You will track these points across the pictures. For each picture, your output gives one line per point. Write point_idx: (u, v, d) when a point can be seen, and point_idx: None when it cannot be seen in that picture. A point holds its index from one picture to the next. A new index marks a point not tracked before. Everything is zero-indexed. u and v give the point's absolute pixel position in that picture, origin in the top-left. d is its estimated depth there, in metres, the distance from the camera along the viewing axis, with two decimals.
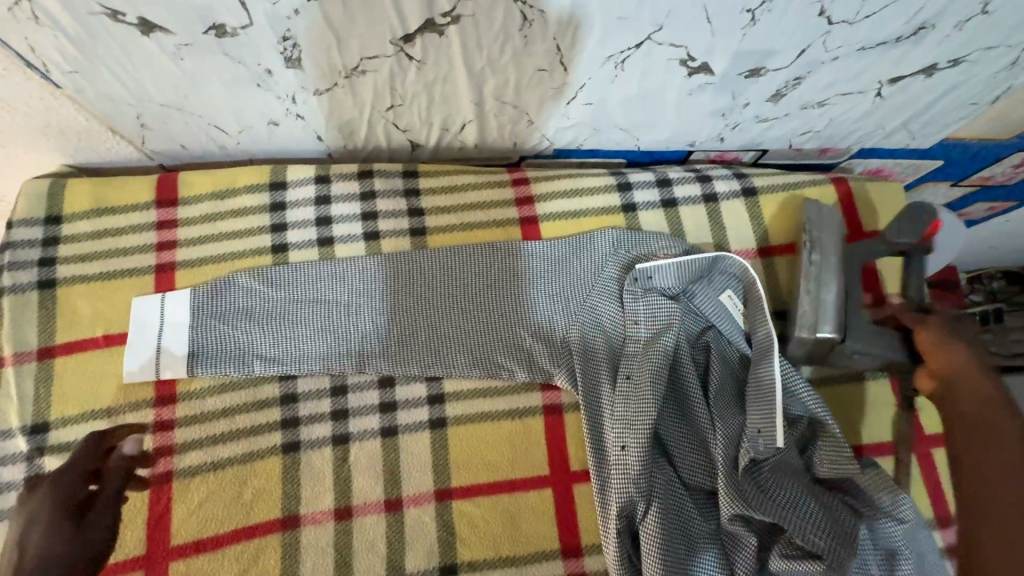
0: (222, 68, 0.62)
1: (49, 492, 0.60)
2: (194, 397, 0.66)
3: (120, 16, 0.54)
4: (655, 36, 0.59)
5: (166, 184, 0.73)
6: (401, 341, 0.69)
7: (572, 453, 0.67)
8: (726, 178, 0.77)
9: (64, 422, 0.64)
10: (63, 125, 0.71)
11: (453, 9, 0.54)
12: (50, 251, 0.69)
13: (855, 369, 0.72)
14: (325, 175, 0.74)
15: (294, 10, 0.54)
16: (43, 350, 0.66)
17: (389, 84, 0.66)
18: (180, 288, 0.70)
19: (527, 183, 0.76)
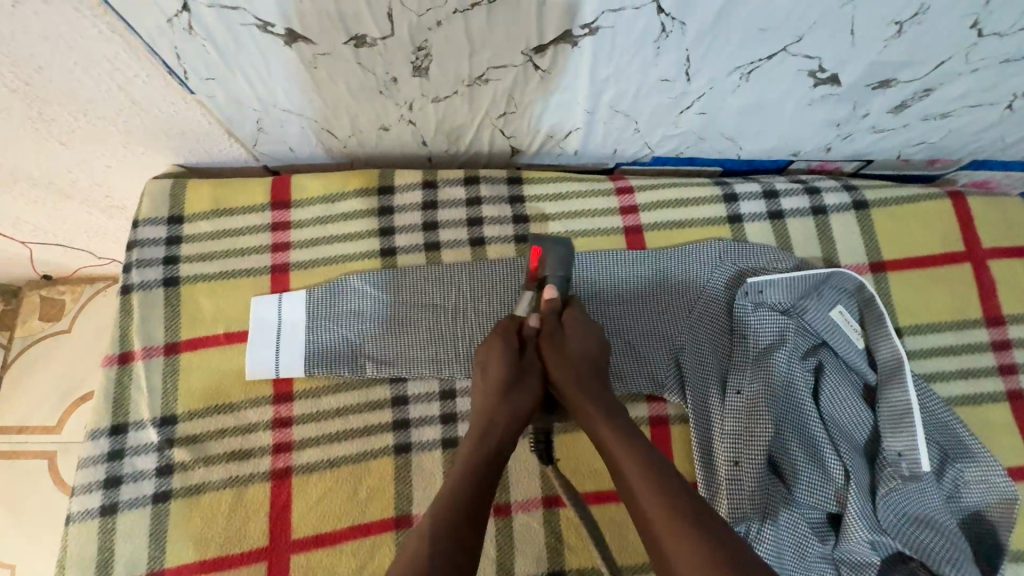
0: (352, 76, 0.63)
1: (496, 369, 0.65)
2: (310, 395, 0.68)
3: (270, 27, 0.55)
4: (791, 47, 0.58)
5: (280, 186, 0.75)
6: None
7: (679, 464, 0.67)
8: (836, 190, 0.75)
9: (190, 415, 0.67)
10: (187, 127, 0.74)
11: (594, 21, 0.54)
12: (173, 249, 0.72)
13: (974, 393, 0.69)
14: (432, 180, 0.75)
15: (438, 21, 0.54)
16: (169, 345, 0.69)
17: (508, 92, 0.66)
18: (294, 289, 0.72)
19: (631, 192, 0.76)
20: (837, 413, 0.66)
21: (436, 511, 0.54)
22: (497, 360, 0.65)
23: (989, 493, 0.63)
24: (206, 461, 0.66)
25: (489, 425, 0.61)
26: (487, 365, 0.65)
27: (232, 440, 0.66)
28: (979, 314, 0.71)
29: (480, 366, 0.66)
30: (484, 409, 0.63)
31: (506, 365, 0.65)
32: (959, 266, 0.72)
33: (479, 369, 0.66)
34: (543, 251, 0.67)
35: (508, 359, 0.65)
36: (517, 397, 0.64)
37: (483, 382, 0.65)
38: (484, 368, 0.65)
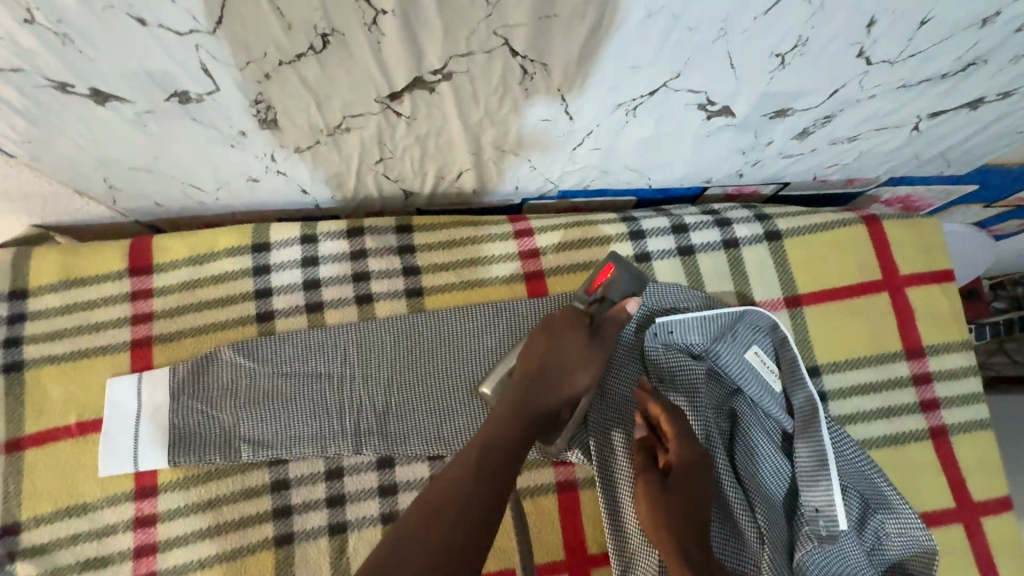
0: (192, 132, 0.55)
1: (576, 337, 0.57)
2: (177, 487, 0.61)
3: (69, 88, 0.47)
4: (672, 83, 0.53)
5: (140, 249, 0.67)
6: (396, 416, 0.64)
7: (589, 533, 0.62)
8: (747, 220, 0.71)
9: (36, 521, 0.59)
10: (25, 190, 0.65)
11: (444, 66, 0.48)
12: (16, 330, 0.64)
13: (895, 431, 0.65)
14: (312, 233, 0.68)
15: (265, 73, 0.47)
16: (12, 441, 0.61)
17: (377, 139, 0.59)
18: (159, 366, 0.64)
19: (531, 233, 0.70)
20: (754, 469, 0.61)
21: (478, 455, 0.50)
22: (570, 333, 0.57)
23: (910, 546, 0.59)
24: (56, 574, 0.58)
25: (533, 385, 0.55)
26: (555, 336, 0.57)
27: (86, 546, 0.59)
28: (899, 346, 0.68)
29: (544, 330, 0.57)
30: (533, 375, 0.55)
31: (572, 339, 0.56)
32: (876, 296, 0.69)
33: (546, 337, 0.57)
34: (616, 269, 0.60)
35: (589, 336, 0.57)
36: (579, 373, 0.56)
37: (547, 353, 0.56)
38: (547, 328, 0.57)
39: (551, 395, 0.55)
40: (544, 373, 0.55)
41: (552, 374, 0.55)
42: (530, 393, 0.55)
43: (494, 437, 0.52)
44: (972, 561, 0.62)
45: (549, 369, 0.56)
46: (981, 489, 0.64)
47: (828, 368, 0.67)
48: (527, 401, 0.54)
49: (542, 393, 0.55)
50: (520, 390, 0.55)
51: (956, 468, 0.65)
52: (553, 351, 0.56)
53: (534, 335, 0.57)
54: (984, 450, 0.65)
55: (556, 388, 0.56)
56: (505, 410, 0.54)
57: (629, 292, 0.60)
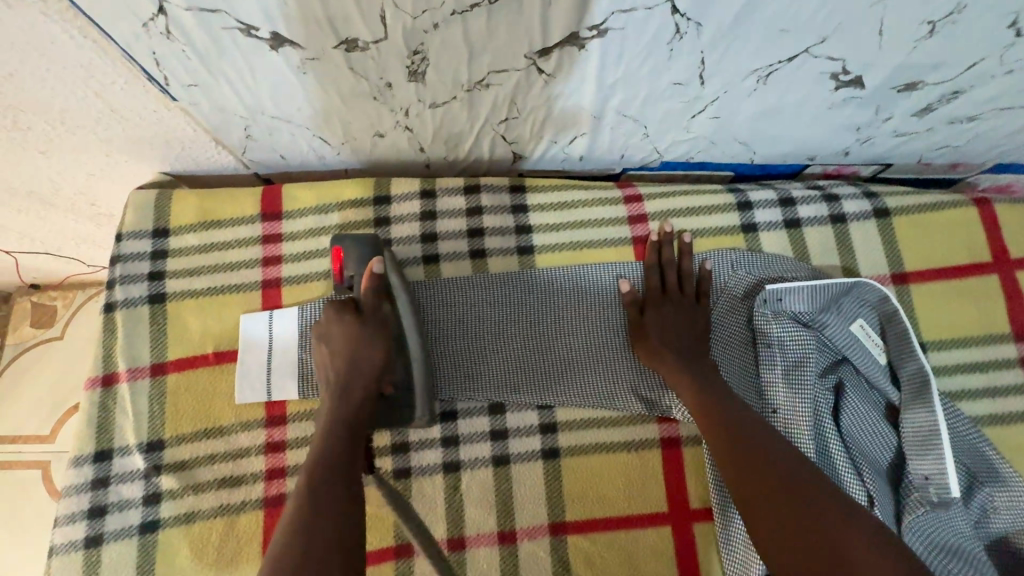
0: (343, 81, 0.59)
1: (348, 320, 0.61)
2: (303, 417, 0.65)
3: (254, 31, 0.51)
4: (815, 49, 0.54)
5: (270, 196, 0.71)
6: (491, 359, 0.67)
7: (692, 489, 0.64)
8: (855, 197, 0.71)
9: (177, 440, 0.64)
10: (171, 135, 0.70)
11: (603, 22, 0.50)
12: (159, 264, 0.69)
13: (1001, 412, 0.66)
14: (430, 189, 0.71)
15: (434, 23, 0.50)
16: (155, 365, 0.66)
17: (510, 97, 0.62)
18: (286, 305, 0.68)
19: (640, 199, 0.72)
20: (859, 435, 0.63)
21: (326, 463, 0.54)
22: (332, 326, 0.61)
23: (1019, 520, 0.59)
24: (196, 489, 0.62)
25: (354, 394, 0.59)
26: (331, 337, 0.61)
27: (222, 466, 0.63)
28: (1007, 328, 0.68)
29: (321, 338, 0.62)
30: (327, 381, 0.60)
31: (337, 329, 0.61)
32: (986, 278, 0.69)
33: (320, 341, 0.62)
34: (343, 249, 0.66)
35: (349, 315, 0.61)
36: (362, 352, 0.60)
37: (349, 352, 0.60)
38: (322, 334, 0.62)
39: (337, 394, 0.59)
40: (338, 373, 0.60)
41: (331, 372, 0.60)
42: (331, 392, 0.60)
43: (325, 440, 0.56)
44: None
45: (346, 368, 0.60)
46: None
47: (934, 346, 0.67)
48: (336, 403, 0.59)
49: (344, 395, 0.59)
50: (337, 393, 0.59)
51: None
52: (334, 352, 0.61)
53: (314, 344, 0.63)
54: None
55: (342, 382, 0.59)
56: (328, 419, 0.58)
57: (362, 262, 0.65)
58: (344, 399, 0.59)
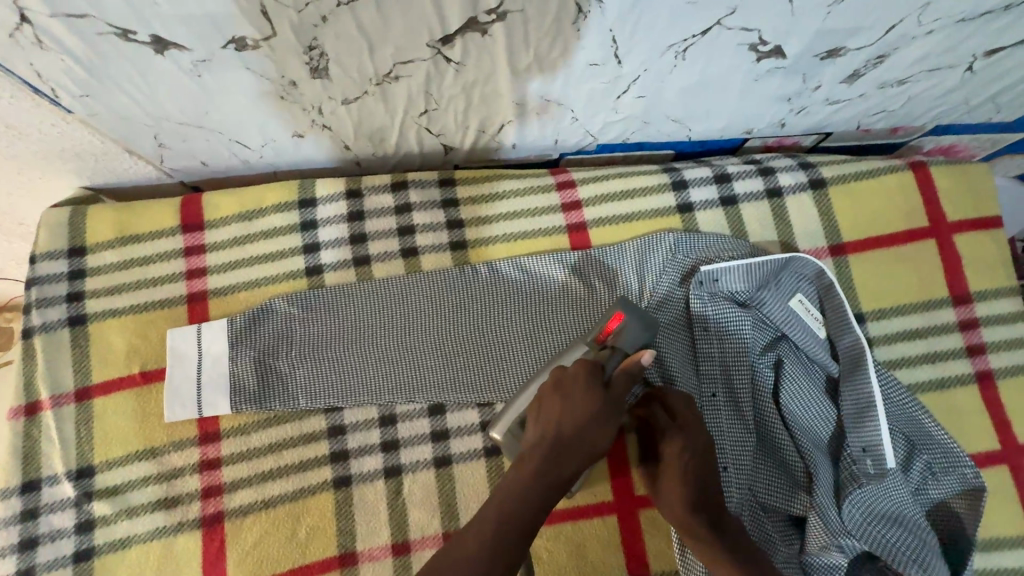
0: (244, 83, 0.56)
1: (597, 392, 0.57)
2: (238, 433, 0.63)
3: (131, 35, 0.48)
4: (726, 21, 0.52)
5: (191, 206, 0.68)
6: (498, 363, 0.66)
7: (635, 477, 0.64)
8: (790, 169, 0.70)
9: (108, 464, 0.62)
10: (79, 148, 0.67)
11: (500, 5, 0.48)
12: (77, 285, 0.66)
13: (941, 378, 0.65)
14: (357, 188, 0.69)
15: (322, 16, 0.48)
16: (81, 389, 0.64)
17: (424, 89, 0.60)
18: (214, 318, 0.66)
19: (573, 185, 0.70)
20: (799, 412, 0.62)
21: (499, 525, 0.53)
22: (584, 391, 0.57)
23: (954, 484, 0.60)
24: (129, 513, 0.61)
25: (548, 462, 0.55)
26: (572, 397, 0.56)
27: (156, 488, 0.62)
28: (945, 293, 0.67)
29: (558, 385, 0.57)
30: (584, 455, 0.56)
31: (592, 397, 0.57)
32: (922, 243, 0.68)
33: (559, 395, 0.57)
34: (627, 318, 0.60)
35: (597, 390, 0.57)
36: (599, 434, 0.57)
37: (564, 411, 0.56)
38: (559, 385, 0.57)
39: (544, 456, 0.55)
40: (558, 437, 0.56)
41: (551, 432, 0.56)
42: (540, 452, 0.56)
43: (510, 496, 0.54)
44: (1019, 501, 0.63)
45: (573, 434, 0.56)
46: None
47: (873, 316, 0.67)
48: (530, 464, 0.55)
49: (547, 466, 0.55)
50: (546, 461, 0.55)
51: (1001, 411, 0.65)
52: (567, 411, 0.56)
53: (546, 393, 0.57)
54: None
55: (569, 449, 0.56)
56: (511, 484, 0.55)
57: (637, 343, 0.60)
58: (557, 468, 0.56)
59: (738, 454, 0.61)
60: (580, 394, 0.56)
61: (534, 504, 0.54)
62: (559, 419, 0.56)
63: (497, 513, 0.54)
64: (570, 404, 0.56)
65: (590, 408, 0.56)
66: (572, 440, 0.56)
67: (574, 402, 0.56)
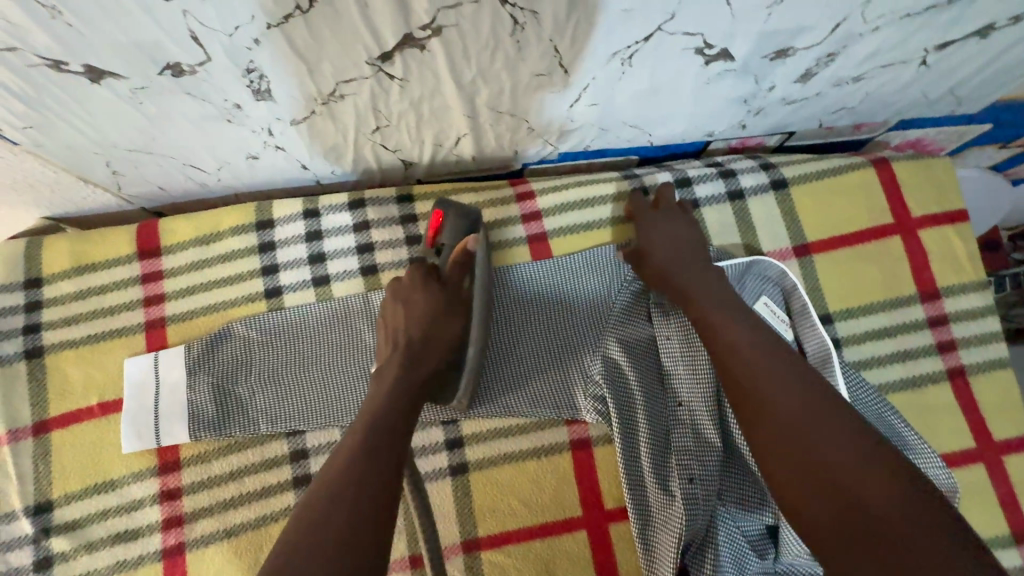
0: (187, 108, 0.56)
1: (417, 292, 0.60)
2: (198, 461, 0.62)
3: (63, 65, 0.48)
4: (667, 26, 0.52)
5: (147, 232, 0.68)
6: None
7: (605, 488, 0.63)
8: (752, 170, 0.69)
9: (67, 499, 0.61)
10: (32, 179, 0.66)
11: (433, 21, 0.47)
12: (34, 317, 0.66)
13: (910, 377, 0.65)
14: (314, 208, 0.68)
15: (254, 39, 0.47)
16: (38, 423, 0.63)
17: (371, 106, 0.59)
18: (172, 345, 0.65)
19: (532, 195, 0.69)
20: None
21: (389, 408, 0.51)
22: (424, 288, 0.60)
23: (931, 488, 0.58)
24: (89, 548, 0.60)
25: (414, 358, 0.56)
26: (412, 296, 0.60)
27: (116, 520, 0.61)
28: (913, 290, 0.66)
29: (404, 292, 0.60)
30: (438, 349, 0.58)
31: (432, 290, 0.60)
32: (887, 240, 0.67)
33: (400, 303, 0.60)
34: (445, 214, 0.64)
35: (431, 282, 0.60)
36: (442, 325, 0.59)
37: (405, 316, 0.59)
38: (399, 293, 0.60)
39: (410, 356, 0.56)
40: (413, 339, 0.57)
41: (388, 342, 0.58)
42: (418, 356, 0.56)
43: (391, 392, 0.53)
44: (994, 499, 0.62)
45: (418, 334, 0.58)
46: (1003, 430, 0.64)
47: (840, 316, 0.66)
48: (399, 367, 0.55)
49: (410, 365, 0.55)
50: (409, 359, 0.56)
51: (974, 408, 0.64)
52: (407, 313, 0.59)
53: (389, 303, 0.60)
54: (1003, 389, 0.65)
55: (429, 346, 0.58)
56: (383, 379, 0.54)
57: (461, 233, 0.64)
58: (425, 361, 0.56)
59: (706, 462, 0.59)
60: (415, 296, 0.60)
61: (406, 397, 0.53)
62: (422, 314, 0.59)
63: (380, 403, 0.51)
64: (408, 302, 0.59)
65: (433, 300, 0.59)
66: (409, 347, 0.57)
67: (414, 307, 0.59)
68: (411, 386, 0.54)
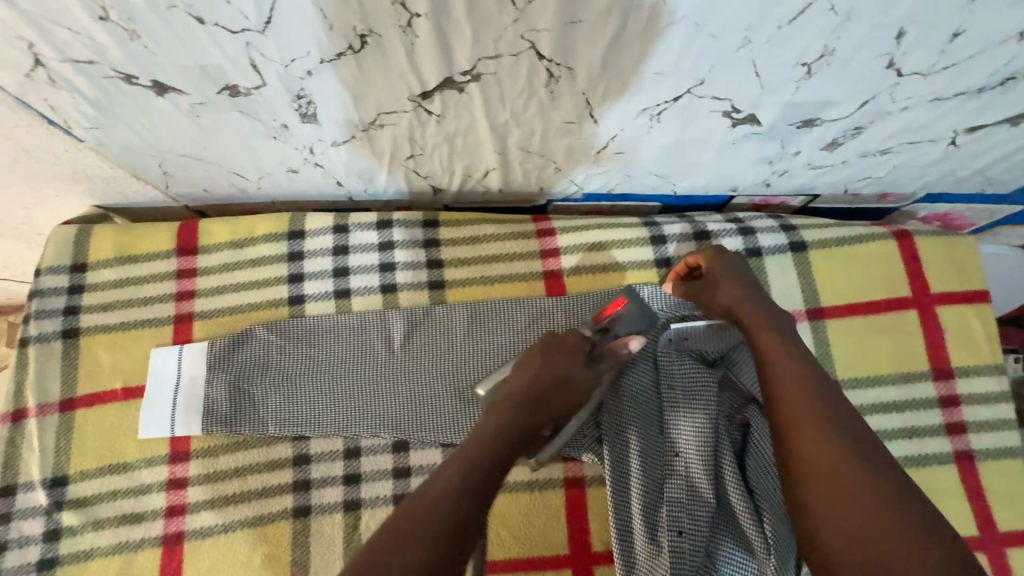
0: (239, 124, 0.60)
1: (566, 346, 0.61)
2: (206, 454, 0.65)
3: (134, 80, 0.52)
4: (696, 90, 0.54)
5: (188, 231, 0.72)
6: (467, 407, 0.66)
7: (594, 531, 0.63)
8: (771, 230, 0.70)
9: (82, 476, 0.64)
10: (90, 172, 0.71)
11: (474, 68, 0.50)
12: (75, 299, 0.70)
13: (914, 454, 0.64)
14: (344, 224, 0.72)
15: (306, 71, 0.51)
16: (66, 400, 0.67)
17: (408, 136, 0.62)
18: (197, 340, 0.69)
19: (553, 233, 0.72)
20: (764, 477, 0.61)
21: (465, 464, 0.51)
22: (570, 350, 0.60)
23: None
24: (96, 526, 0.63)
25: (527, 406, 0.57)
26: (556, 355, 0.60)
27: (124, 502, 0.64)
28: (925, 366, 0.66)
29: (551, 344, 0.61)
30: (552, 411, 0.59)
31: (575, 359, 0.60)
32: (903, 313, 0.67)
33: (541, 352, 0.60)
34: (627, 303, 0.64)
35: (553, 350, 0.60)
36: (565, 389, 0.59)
37: (542, 367, 0.59)
38: (551, 343, 0.61)
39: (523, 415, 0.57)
40: (540, 399, 0.58)
41: (519, 385, 0.59)
42: (522, 401, 0.58)
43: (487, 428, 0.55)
44: None
45: (546, 390, 0.58)
46: (1008, 519, 0.63)
47: (848, 385, 0.66)
48: (504, 418, 0.56)
49: (519, 413, 0.57)
50: (526, 405, 0.57)
51: (979, 493, 0.63)
52: (547, 364, 0.59)
53: (534, 351, 0.61)
54: (1011, 478, 0.64)
55: (547, 399, 0.58)
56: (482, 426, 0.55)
57: (633, 327, 0.64)
58: (526, 415, 0.57)
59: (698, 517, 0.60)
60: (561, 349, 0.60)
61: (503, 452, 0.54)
62: (553, 367, 0.59)
63: (462, 456, 0.52)
64: (548, 353, 0.60)
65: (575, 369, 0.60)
66: (527, 392, 0.58)
67: (554, 363, 0.59)
68: (512, 438, 0.55)
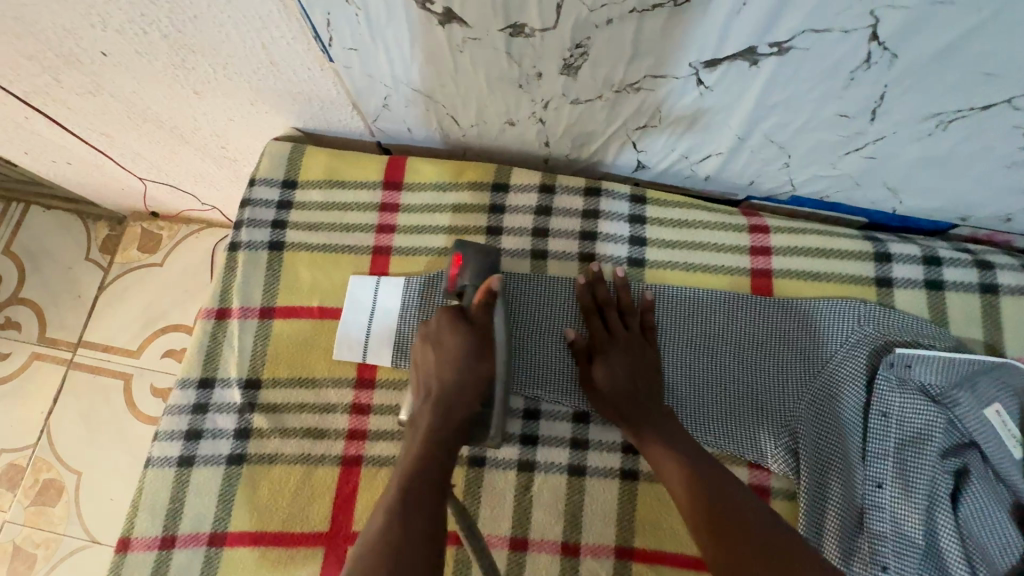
0: (494, 65, 0.59)
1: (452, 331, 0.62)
2: (391, 386, 0.66)
3: (428, 5, 0.52)
4: (1018, 99, 0.49)
5: (395, 166, 0.73)
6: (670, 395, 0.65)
7: None
8: (1012, 267, 0.65)
9: (273, 382, 0.66)
10: (313, 94, 0.72)
11: (788, 40, 0.47)
12: (283, 214, 0.72)
13: None
14: (550, 184, 0.71)
15: (608, 19, 0.49)
16: (266, 308, 0.69)
17: (657, 105, 0.60)
18: (393, 274, 0.70)
19: (766, 230, 0.68)
20: (979, 528, 0.58)
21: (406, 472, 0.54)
22: (453, 330, 0.62)
23: None
24: (283, 433, 0.65)
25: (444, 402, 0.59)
26: (439, 341, 0.62)
27: (310, 417, 0.65)
28: None
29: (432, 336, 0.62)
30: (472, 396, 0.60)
31: (459, 339, 0.61)
32: None
33: (430, 347, 0.62)
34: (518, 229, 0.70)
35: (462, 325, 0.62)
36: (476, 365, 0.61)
37: (430, 361, 0.61)
38: (430, 336, 0.62)
39: (434, 420, 0.58)
40: (438, 389, 0.60)
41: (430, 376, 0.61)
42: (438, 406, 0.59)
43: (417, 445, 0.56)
44: None
45: (447, 382, 0.60)
46: None
47: None
48: (421, 446, 0.56)
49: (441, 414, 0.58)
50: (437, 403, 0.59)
51: None
52: (439, 359, 0.61)
53: (423, 344, 0.62)
54: None
55: (451, 394, 0.59)
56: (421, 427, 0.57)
57: (484, 271, 0.65)
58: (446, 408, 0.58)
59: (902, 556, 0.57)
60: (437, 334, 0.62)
61: (434, 465, 0.54)
62: (442, 364, 0.61)
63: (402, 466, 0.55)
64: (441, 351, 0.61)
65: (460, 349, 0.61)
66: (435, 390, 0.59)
67: (454, 350, 0.61)
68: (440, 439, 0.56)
